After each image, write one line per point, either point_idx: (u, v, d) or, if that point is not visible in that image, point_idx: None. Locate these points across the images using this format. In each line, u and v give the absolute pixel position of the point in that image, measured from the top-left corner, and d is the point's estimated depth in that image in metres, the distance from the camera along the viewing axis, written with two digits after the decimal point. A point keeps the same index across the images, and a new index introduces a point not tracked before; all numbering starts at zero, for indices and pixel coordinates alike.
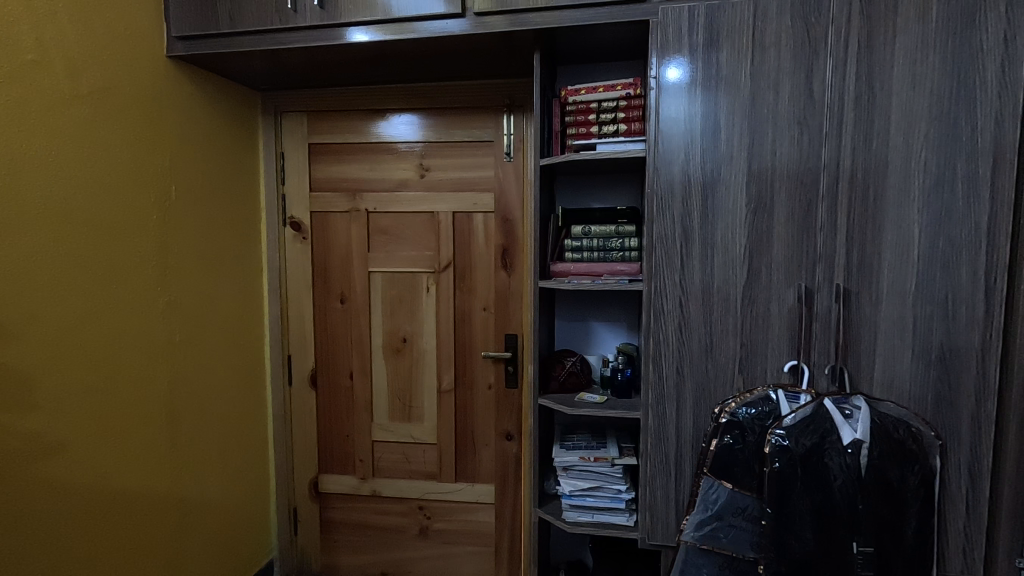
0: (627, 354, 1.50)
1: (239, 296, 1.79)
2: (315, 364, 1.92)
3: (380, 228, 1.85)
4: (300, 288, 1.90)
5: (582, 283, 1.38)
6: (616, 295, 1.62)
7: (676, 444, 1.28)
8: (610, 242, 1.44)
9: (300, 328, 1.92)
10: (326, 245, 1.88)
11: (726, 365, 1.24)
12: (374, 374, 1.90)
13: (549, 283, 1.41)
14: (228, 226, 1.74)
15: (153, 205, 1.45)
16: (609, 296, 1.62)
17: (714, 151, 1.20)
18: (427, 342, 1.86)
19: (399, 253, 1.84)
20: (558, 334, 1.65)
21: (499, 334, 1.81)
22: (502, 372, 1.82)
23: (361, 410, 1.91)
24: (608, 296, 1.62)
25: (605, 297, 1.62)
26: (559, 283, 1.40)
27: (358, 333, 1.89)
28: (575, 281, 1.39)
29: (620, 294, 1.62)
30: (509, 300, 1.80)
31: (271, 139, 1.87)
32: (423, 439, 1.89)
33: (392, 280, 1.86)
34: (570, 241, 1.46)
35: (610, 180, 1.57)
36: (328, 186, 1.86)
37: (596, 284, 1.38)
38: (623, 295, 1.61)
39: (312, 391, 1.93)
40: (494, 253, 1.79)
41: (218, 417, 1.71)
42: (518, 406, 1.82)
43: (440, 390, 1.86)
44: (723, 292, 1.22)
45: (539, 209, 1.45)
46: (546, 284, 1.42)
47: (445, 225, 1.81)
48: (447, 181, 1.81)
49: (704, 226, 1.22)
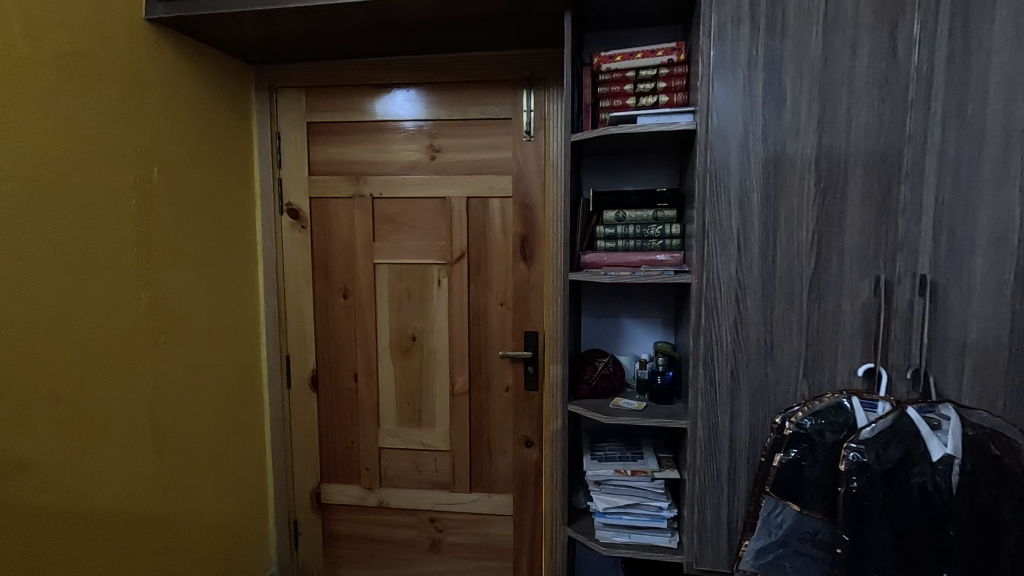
0: (669, 356, 1.32)
1: (232, 291, 1.63)
2: (316, 364, 1.76)
3: (386, 215, 1.68)
4: (300, 282, 1.74)
5: (620, 276, 1.21)
6: (650, 288, 1.46)
7: (730, 458, 1.12)
8: (649, 229, 1.30)
9: (300, 326, 1.75)
10: (327, 235, 1.71)
11: (787, 368, 1.08)
12: (381, 375, 1.74)
13: (582, 275, 1.25)
14: (219, 213, 1.57)
15: (132, 188, 1.28)
16: (642, 290, 1.46)
17: (778, 121, 1.04)
18: (439, 340, 1.70)
19: (408, 243, 1.68)
20: (586, 332, 1.49)
21: (518, 332, 1.66)
22: (521, 374, 1.67)
23: (367, 414, 1.76)
24: (641, 289, 1.46)
25: (637, 291, 1.46)
26: (594, 276, 1.23)
27: (363, 330, 1.73)
28: (612, 272, 1.22)
29: (656, 287, 1.45)
30: (529, 294, 1.64)
31: (266, 118, 1.69)
32: (434, 445, 1.74)
33: (400, 273, 1.70)
34: (603, 227, 1.31)
35: (645, 161, 1.41)
36: (329, 170, 1.70)
37: (636, 276, 1.21)
38: (657, 289, 1.46)
39: (313, 394, 1.77)
40: (513, 243, 1.63)
41: (210, 424, 1.55)
42: (538, 410, 1.67)
43: (453, 392, 1.71)
44: (786, 284, 1.07)
45: (569, 192, 1.29)
46: (578, 277, 1.26)
47: (458, 212, 1.65)
48: (460, 164, 1.64)
49: (764, 208, 1.06)
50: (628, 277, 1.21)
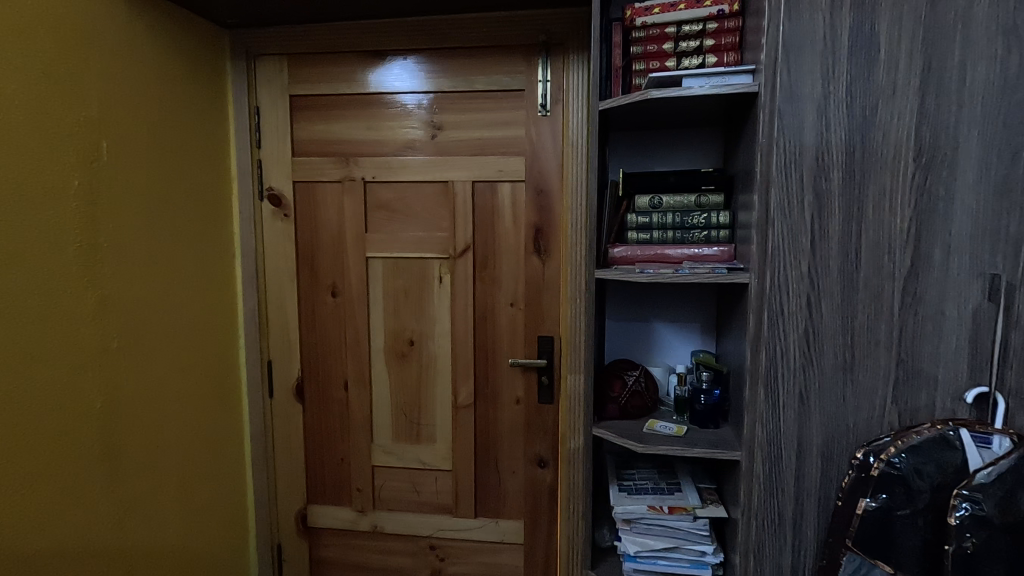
0: (715, 371, 1.10)
1: (204, 289, 1.42)
2: (302, 372, 1.56)
3: (380, 202, 1.47)
4: (283, 278, 1.53)
5: (660, 274, 0.99)
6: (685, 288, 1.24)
7: (796, 500, 0.91)
8: (691, 218, 1.09)
9: (282, 328, 1.55)
10: (314, 225, 1.50)
11: (872, 390, 0.87)
12: (374, 384, 1.54)
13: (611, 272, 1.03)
14: (186, 199, 1.36)
15: (74, 166, 1.07)
16: (677, 290, 1.25)
17: (869, 78, 0.82)
18: (440, 345, 1.49)
19: (405, 234, 1.47)
20: (611, 339, 1.28)
21: (531, 337, 1.45)
22: (533, 385, 1.46)
23: (358, 428, 1.55)
24: (675, 289, 1.25)
25: (671, 290, 1.25)
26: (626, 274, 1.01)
27: (354, 334, 1.52)
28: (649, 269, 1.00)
29: (693, 288, 1.24)
30: (543, 293, 1.43)
31: (243, 90, 1.47)
32: (434, 464, 1.53)
33: (396, 268, 1.49)
34: (635, 215, 1.10)
35: (683, 137, 1.19)
36: (315, 151, 1.49)
37: (680, 275, 0.98)
38: (695, 289, 1.24)
39: (298, 405, 1.57)
40: (525, 235, 1.42)
41: (177, 443, 1.35)
42: (553, 425, 1.47)
43: (456, 405, 1.50)
44: (874, 286, 0.85)
45: (596, 173, 1.07)
46: (607, 275, 1.04)
47: (463, 198, 1.43)
48: (464, 143, 1.43)
49: (847, 190, 0.84)
50: (667, 276, 0.99)
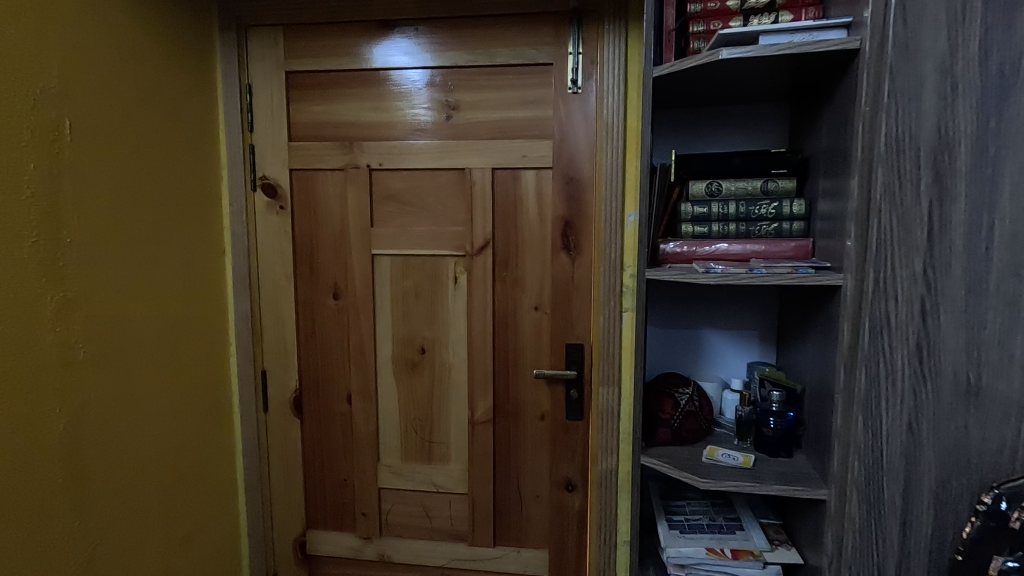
0: (786, 390, 0.92)
1: (187, 293, 1.26)
2: (300, 383, 1.39)
3: (388, 193, 1.31)
4: (278, 278, 1.36)
5: (731, 274, 0.82)
6: (740, 289, 1.07)
7: (901, 553, 0.74)
8: (758, 208, 0.92)
9: (278, 334, 1.38)
10: (313, 218, 1.34)
11: (1003, 420, 0.69)
12: (381, 397, 1.37)
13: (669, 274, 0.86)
14: (166, 190, 1.19)
15: (31, 146, 0.90)
16: (731, 292, 1.08)
17: (1011, 27, 0.64)
18: (455, 354, 1.33)
19: (416, 229, 1.31)
20: (654, 349, 1.12)
21: (558, 345, 1.28)
22: (560, 399, 1.30)
23: (363, 446, 1.39)
24: (730, 291, 1.08)
25: (725, 292, 1.08)
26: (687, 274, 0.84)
27: (358, 342, 1.35)
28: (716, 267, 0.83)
29: (750, 290, 1.07)
30: (572, 295, 1.26)
31: (232, 66, 1.30)
32: (448, 487, 1.37)
33: (406, 267, 1.32)
34: (690, 204, 0.94)
35: (741, 115, 1.03)
36: (315, 135, 1.32)
37: (753, 276, 0.82)
38: (753, 291, 1.07)
39: (296, 420, 1.40)
40: (552, 229, 1.26)
41: (157, 469, 1.18)
42: (582, 445, 1.30)
43: (473, 421, 1.34)
44: (1010, 289, 0.68)
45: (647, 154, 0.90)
46: (663, 277, 0.87)
47: (481, 188, 1.27)
48: (483, 125, 1.26)
49: (977, 169, 0.67)
50: (738, 277, 0.81)
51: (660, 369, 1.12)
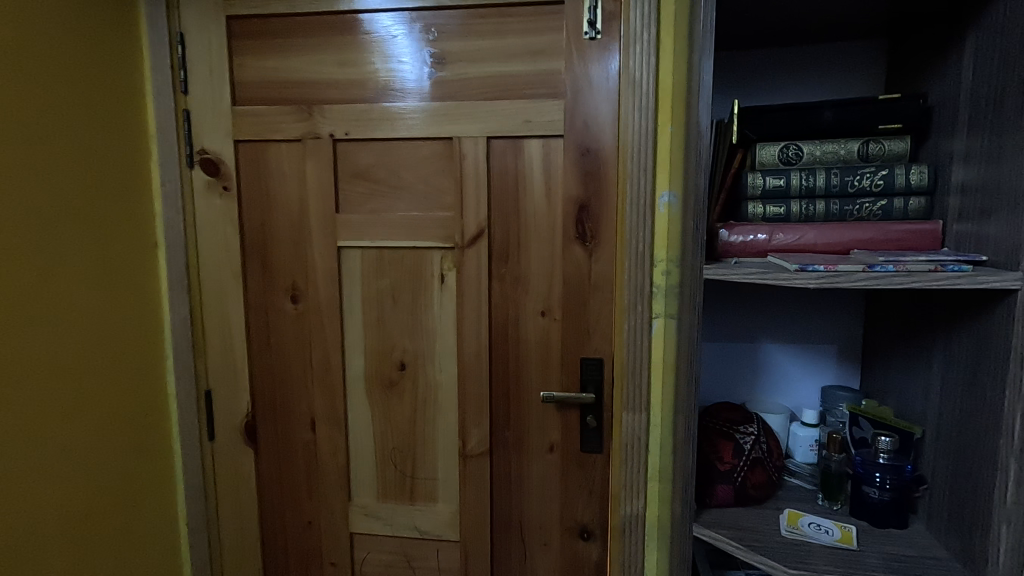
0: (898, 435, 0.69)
1: (105, 297, 0.99)
2: (252, 406, 1.14)
3: (356, 170, 1.04)
4: (223, 278, 1.10)
5: (841, 275, 0.56)
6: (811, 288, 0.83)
7: None
8: (859, 179, 0.66)
9: (224, 347, 1.12)
10: (264, 202, 1.07)
11: None
12: (351, 423, 1.12)
13: (742, 274, 0.61)
14: (70, 165, 0.92)
15: None
16: (799, 292, 0.84)
17: None
18: (443, 370, 1.07)
19: (391, 214, 1.04)
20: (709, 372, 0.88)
21: (570, 360, 1.03)
22: (574, 426, 1.04)
23: (331, 482, 1.13)
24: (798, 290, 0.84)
25: (790, 292, 0.84)
26: (772, 274, 0.59)
27: (321, 356, 1.10)
28: (817, 264, 0.58)
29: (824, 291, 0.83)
30: (588, 297, 1.01)
31: (159, 9, 1.03)
32: (434, 534, 1.12)
33: (380, 263, 1.06)
34: (759, 175, 0.69)
35: (812, 65, 0.80)
36: (265, 97, 1.05)
37: (873, 276, 0.56)
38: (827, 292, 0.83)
39: (250, 450, 1.15)
40: (563, 214, 1.00)
41: (64, 525, 0.92)
42: (600, 482, 1.05)
43: (465, 453, 1.08)
44: None
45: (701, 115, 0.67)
46: (733, 278, 0.63)
47: (473, 163, 1.00)
48: (476, 83, 0.99)
49: None
50: (851, 281, 0.57)
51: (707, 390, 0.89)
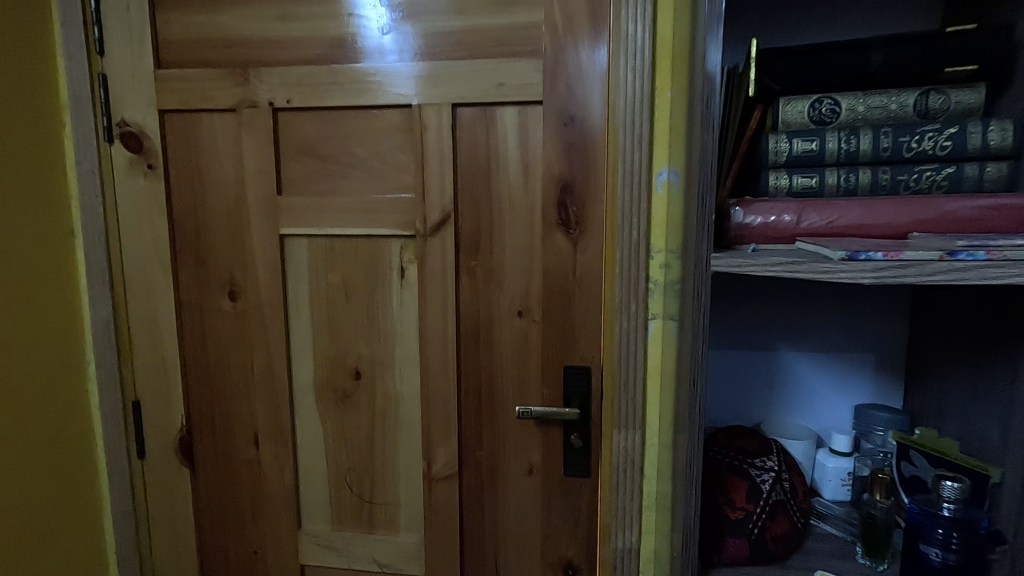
0: (970, 479, 0.57)
1: (4, 294, 0.84)
2: (187, 420, 0.98)
3: (301, 145, 0.89)
4: (151, 272, 0.95)
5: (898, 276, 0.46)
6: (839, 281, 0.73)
7: None
8: (916, 140, 0.51)
9: (154, 353, 0.97)
10: (195, 184, 0.92)
11: None
12: (300, 440, 0.97)
13: (771, 268, 0.49)
14: None
15: None
16: (825, 285, 0.74)
17: None
18: (405, 380, 0.92)
19: (341, 198, 0.89)
20: (718, 383, 0.78)
21: (551, 369, 0.88)
22: (556, 446, 0.89)
23: (277, 508, 0.99)
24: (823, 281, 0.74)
25: (816, 285, 0.74)
26: (812, 269, 0.47)
27: (264, 362, 0.95)
28: (872, 250, 0.46)
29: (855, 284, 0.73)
30: (572, 295, 0.85)
31: None
32: (396, 568, 0.97)
33: (330, 255, 0.91)
34: (783, 137, 0.54)
35: (835, 22, 0.70)
36: (193, 58, 0.89)
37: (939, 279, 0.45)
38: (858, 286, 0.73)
39: (185, 471, 1.00)
40: (543, 197, 0.84)
41: None
42: (586, 511, 0.90)
43: (429, 476, 0.93)
44: None
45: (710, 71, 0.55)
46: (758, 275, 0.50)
47: (436, 137, 0.85)
48: (439, 41, 0.84)
49: None
50: (917, 272, 0.45)
51: (717, 400, 0.78)
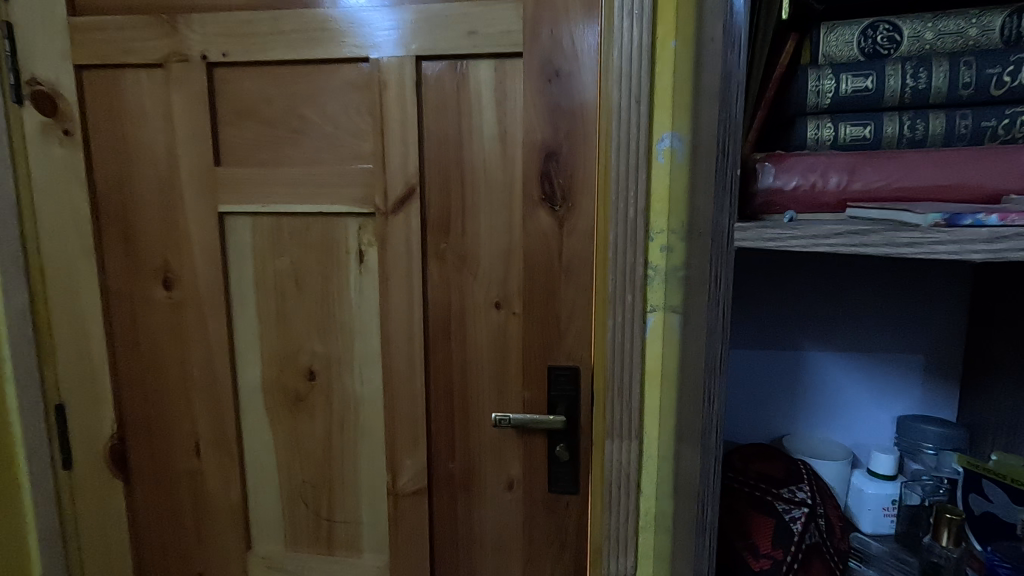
0: None
1: None
2: (119, 426, 0.86)
3: (242, 107, 0.76)
4: (72, 255, 0.82)
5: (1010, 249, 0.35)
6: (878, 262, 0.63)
7: None
8: (1002, 74, 0.41)
9: (78, 349, 0.84)
10: (120, 152, 0.79)
11: None
12: (247, 449, 0.84)
13: (827, 238, 0.38)
14: None
15: None
16: (861, 266, 0.63)
17: None
18: (366, 381, 0.80)
19: (289, 169, 0.76)
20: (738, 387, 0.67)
21: (532, 369, 0.76)
22: (540, 457, 0.77)
23: (223, 525, 0.87)
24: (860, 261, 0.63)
25: (851, 266, 0.63)
26: (888, 241, 0.37)
27: (205, 359, 0.82)
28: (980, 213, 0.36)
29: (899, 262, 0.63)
30: (558, 282, 0.73)
31: None
32: None
33: (278, 236, 0.78)
34: (827, 75, 0.43)
35: None
36: (111, 2, 0.75)
37: None
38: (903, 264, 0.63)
39: (118, 483, 0.88)
40: (524, 168, 0.72)
41: None
42: (574, 532, 0.79)
43: (394, 491, 0.81)
44: None
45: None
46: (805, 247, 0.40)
47: (399, 97, 0.72)
48: None
49: None
50: None
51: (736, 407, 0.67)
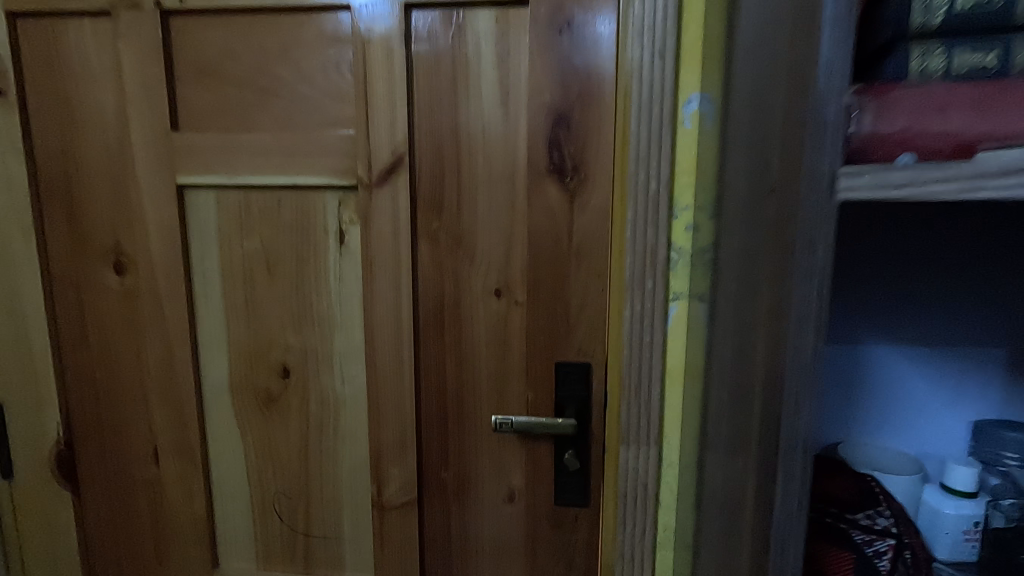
0: None
1: None
2: (66, 430, 0.76)
3: (203, 65, 0.66)
4: (9, 235, 0.71)
5: None
6: (951, 235, 0.53)
7: None
8: None
9: (18, 342, 0.74)
10: (63, 117, 0.68)
11: None
12: (212, 456, 0.75)
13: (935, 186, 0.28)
14: None
15: None
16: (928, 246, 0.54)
17: None
18: (347, 379, 0.70)
19: (257, 137, 0.66)
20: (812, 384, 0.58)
21: (537, 366, 0.66)
22: (545, 466, 0.68)
23: (187, 541, 0.77)
24: (925, 234, 0.53)
25: (917, 242, 0.54)
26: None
27: (163, 355, 0.72)
28: None
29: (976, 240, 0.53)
30: (567, 267, 0.64)
31: None
32: None
33: (246, 214, 0.68)
34: None
35: None
36: None
37: None
38: (975, 242, 0.53)
39: (66, 494, 0.77)
40: (529, 135, 0.62)
41: None
42: (582, 550, 0.70)
43: (380, 504, 0.71)
44: None
45: None
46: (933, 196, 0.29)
47: (384, 52, 0.62)
48: None
49: None
50: None
51: None
